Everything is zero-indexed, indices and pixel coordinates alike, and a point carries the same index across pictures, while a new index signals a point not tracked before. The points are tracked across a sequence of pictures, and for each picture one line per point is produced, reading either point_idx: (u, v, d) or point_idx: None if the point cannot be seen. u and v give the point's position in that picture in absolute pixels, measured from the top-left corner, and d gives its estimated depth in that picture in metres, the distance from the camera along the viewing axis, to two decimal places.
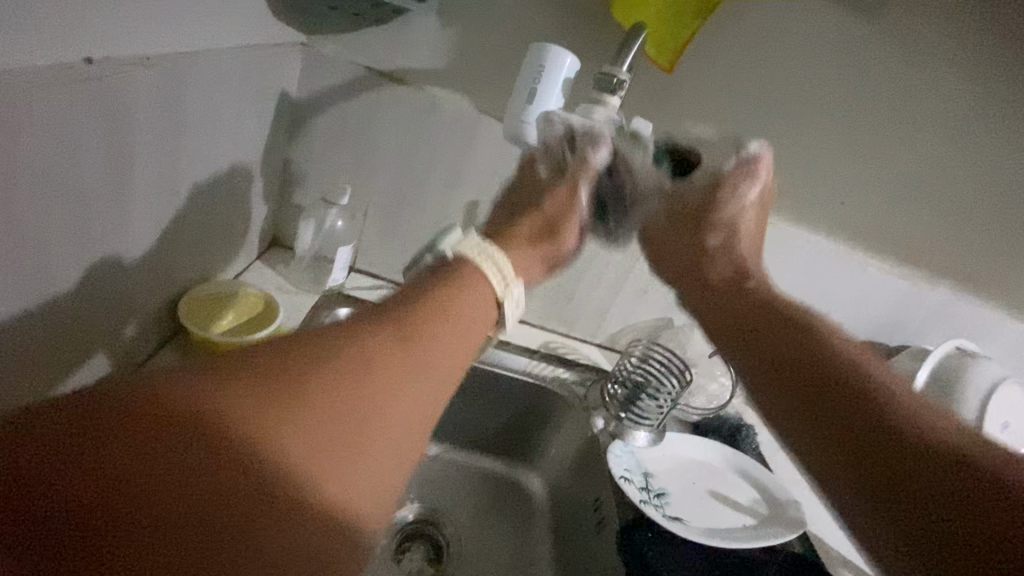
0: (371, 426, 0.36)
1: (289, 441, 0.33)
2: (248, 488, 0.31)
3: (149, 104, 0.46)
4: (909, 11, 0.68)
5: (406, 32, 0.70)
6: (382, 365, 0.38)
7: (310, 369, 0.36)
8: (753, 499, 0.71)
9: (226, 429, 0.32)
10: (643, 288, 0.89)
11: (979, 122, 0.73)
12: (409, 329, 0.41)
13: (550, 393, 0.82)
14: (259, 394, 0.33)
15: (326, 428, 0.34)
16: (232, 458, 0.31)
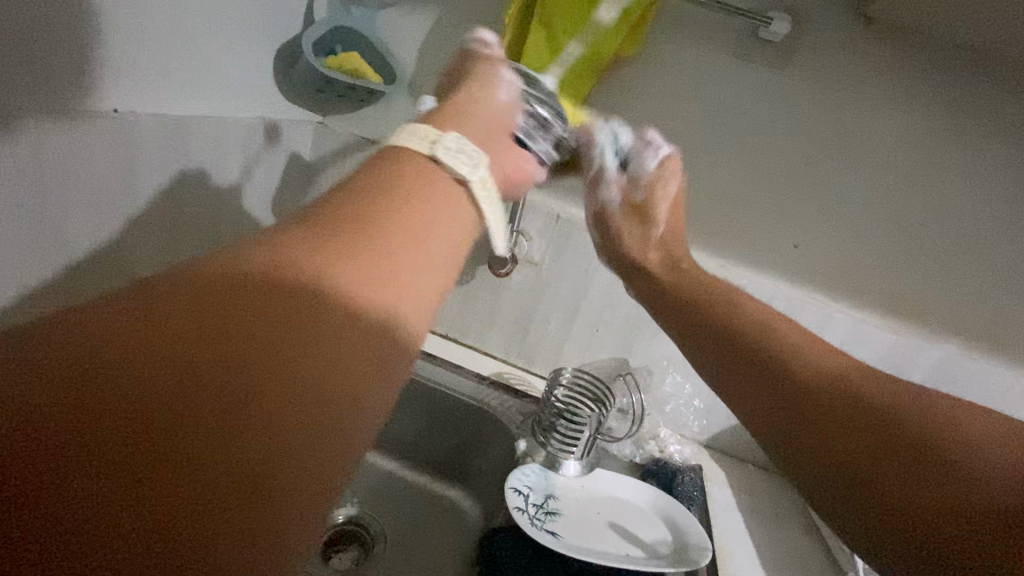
0: (349, 322, 0.31)
1: (242, 356, 0.27)
2: (229, 413, 0.26)
3: (168, 144, 0.69)
4: (815, 58, 0.73)
5: (386, 108, 0.92)
6: (334, 255, 0.33)
7: (249, 280, 0.30)
8: (659, 539, 0.67)
9: (185, 359, 0.26)
10: (596, 326, 0.92)
11: (917, 159, 0.72)
12: (375, 217, 0.35)
13: (487, 416, 0.86)
14: (188, 309, 0.28)
15: (294, 336, 0.29)
16: (191, 388, 0.25)
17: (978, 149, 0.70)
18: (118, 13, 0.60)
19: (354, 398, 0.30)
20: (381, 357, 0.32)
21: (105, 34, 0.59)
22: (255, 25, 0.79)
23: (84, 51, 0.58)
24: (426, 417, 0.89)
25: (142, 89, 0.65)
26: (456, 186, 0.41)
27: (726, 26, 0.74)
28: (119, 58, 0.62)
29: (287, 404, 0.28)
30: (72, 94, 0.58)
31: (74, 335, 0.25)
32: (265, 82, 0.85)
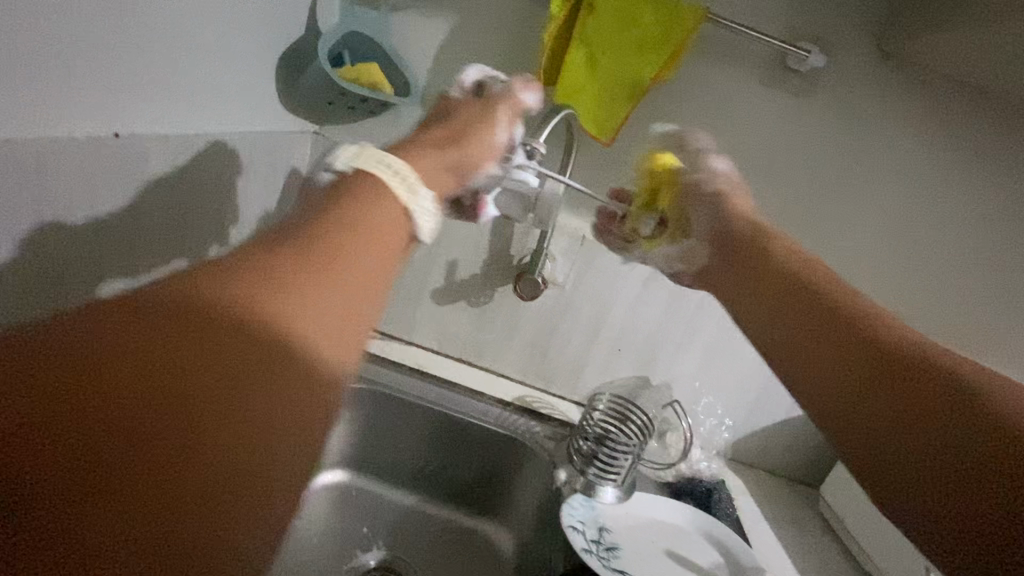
0: (294, 356, 0.30)
1: (181, 398, 0.27)
2: (172, 452, 0.26)
3: (170, 167, 0.59)
4: (844, 86, 0.75)
5: (397, 120, 0.84)
6: (285, 287, 0.31)
7: (189, 316, 0.28)
8: (715, 563, 0.70)
9: (143, 410, 0.26)
10: (617, 345, 0.91)
11: (935, 185, 0.76)
12: (316, 252, 0.33)
13: (517, 444, 0.85)
14: (127, 348, 0.27)
15: (230, 377, 0.28)
16: (143, 433, 0.26)
17: (996, 172, 0.74)
18: (111, 16, 0.48)
19: (298, 427, 0.30)
20: (325, 384, 0.32)
21: (97, 44, 0.48)
22: (261, 28, 0.70)
23: (72, 66, 0.46)
24: (452, 449, 0.86)
25: (143, 105, 0.54)
26: (394, 220, 0.39)
27: (757, 52, 0.75)
28: (113, 71, 0.50)
29: (232, 441, 0.28)
30: (57, 122, 0.46)
31: (23, 378, 0.24)
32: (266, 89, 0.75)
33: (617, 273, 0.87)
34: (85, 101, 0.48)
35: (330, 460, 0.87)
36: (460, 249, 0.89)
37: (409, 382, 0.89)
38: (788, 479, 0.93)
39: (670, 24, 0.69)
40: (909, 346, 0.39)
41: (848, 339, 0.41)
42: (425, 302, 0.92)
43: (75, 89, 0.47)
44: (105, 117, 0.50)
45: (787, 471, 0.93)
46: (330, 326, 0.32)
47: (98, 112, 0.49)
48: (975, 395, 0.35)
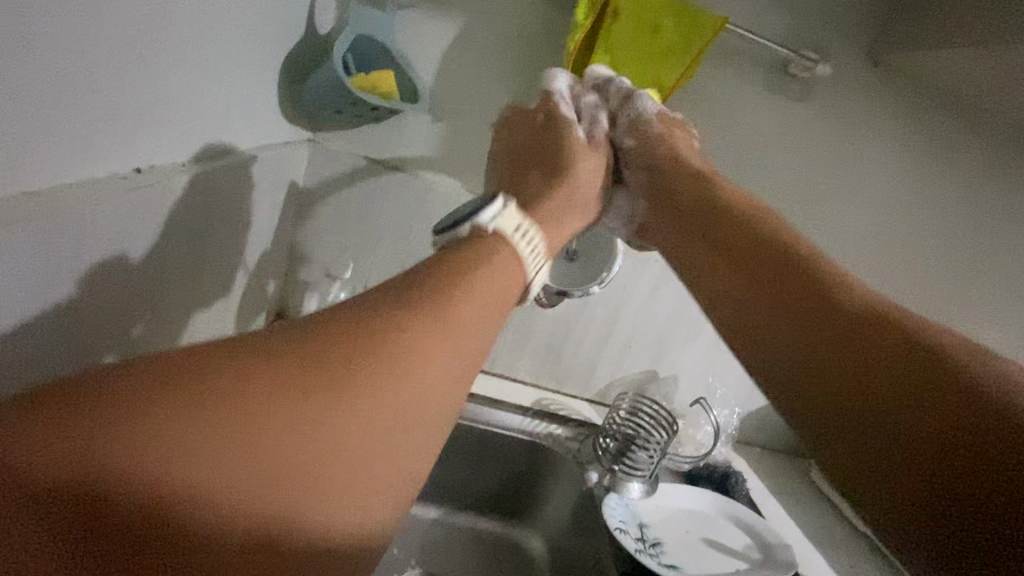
0: (379, 430, 0.31)
1: (285, 459, 0.29)
2: (258, 509, 0.28)
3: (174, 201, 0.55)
4: (835, 91, 0.80)
5: (400, 125, 0.80)
6: (378, 362, 0.32)
7: (297, 368, 0.31)
8: (747, 544, 0.77)
9: (250, 465, 0.28)
10: (629, 342, 0.93)
11: (908, 183, 0.83)
12: (423, 329, 0.34)
13: (542, 450, 0.85)
14: (252, 395, 0.29)
15: (332, 441, 0.30)
16: (252, 486, 0.28)
17: (954, 170, 0.83)
18: (111, 30, 0.43)
19: (367, 500, 0.31)
20: (397, 465, 0.32)
21: (95, 62, 0.42)
22: (254, 33, 0.63)
23: (68, 92, 0.41)
24: (476, 460, 0.86)
25: (129, 132, 0.48)
26: (497, 298, 0.39)
27: (760, 59, 0.78)
28: (109, 92, 0.44)
29: (318, 504, 0.29)
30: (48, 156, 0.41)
31: (157, 415, 0.27)
32: (262, 99, 0.69)
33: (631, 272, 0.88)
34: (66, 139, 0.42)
35: None
36: None
37: None
38: (780, 454, 1.01)
39: (691, 33, 0.70)
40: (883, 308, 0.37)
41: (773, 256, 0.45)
42: None
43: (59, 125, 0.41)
44: (117, 154, 0.48)
45: (778, 446, 1.02)
46: (410, 405, 0.33)
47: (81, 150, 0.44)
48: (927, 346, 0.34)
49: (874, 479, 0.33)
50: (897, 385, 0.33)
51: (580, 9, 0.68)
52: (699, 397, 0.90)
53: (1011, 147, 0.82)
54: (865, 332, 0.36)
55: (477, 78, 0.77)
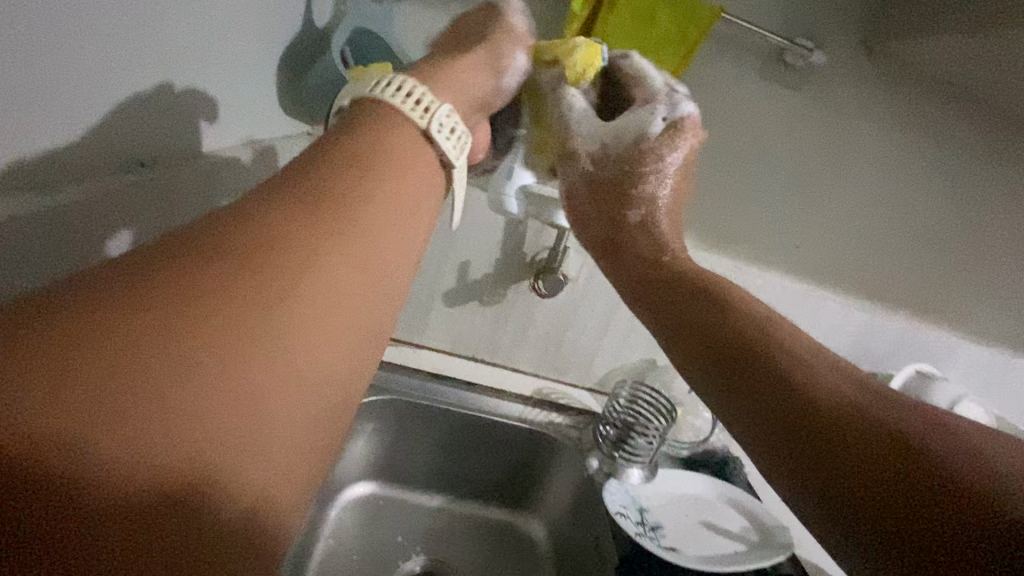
0: (302, 323, 0.37)
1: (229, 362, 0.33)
2: (215, 402, 0.32)
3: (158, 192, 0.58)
4: (830, 80, 0.80)
5: None
6: (299, 267, 0.37)
7: (217, 282, 0.34)
8: (744, 527, 0.79)
9: (199, 372, 0.32)
10: (628, 332, 0.94)
11: (901, 170, 0.84)
12: (328, 231, 0.39)
13: (543, 437, 0.86)
14: (181, 316, 0.33)
15: (266, 338, 0.35)
16: (201, 387, 0.32)
17: (948, 157, 0.84)
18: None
19: (304, 378, 0.37)
20: (324, 348, 0.38)
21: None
22: (251, 27, 0.63)
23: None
24: (478, 448, 0.87)
25: None
26: (400, 190, 0.44)
27: (756, 48, 0.79)
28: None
29: (267, 387, 0.35)
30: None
31: (102, 344, 0.30)
32: (260, 92, 0.69)
33: None
34: None
35: (358, 473, 0.86)
36: (470, 249, 0.87)
37: (427, 387, 0.87)
38: None
39: (687, 23, 0.70)
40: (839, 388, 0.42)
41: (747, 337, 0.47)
42: (435, 304, 0.91)
43: None
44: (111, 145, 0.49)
45: None
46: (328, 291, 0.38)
47: None
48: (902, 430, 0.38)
49: (883, 538, 0.35)
50: (865, 447, 0.38)
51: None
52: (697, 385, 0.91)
53: (1005, 132, 0.83)
54: (813, 414, 0.41)
55: None
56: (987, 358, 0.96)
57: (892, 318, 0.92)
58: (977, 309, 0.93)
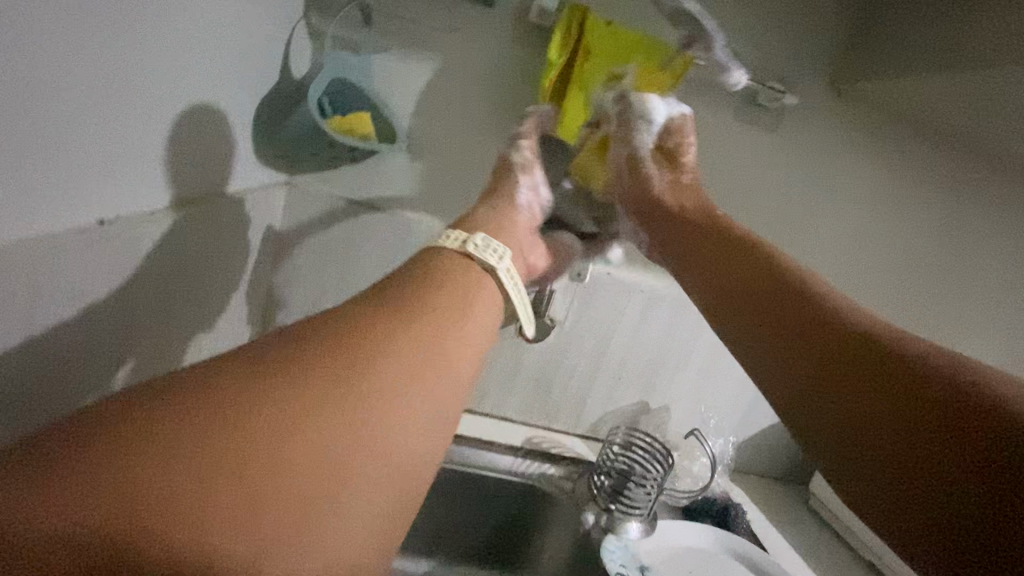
0: (327, 446, 0.31)
1: (290, 469, 0.29)
2: (276, 508, 0.28)
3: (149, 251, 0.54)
4: (804, 119, 0.82)
5: (377, 166, 0.79)
6: (338, 382, 0.33)
7: (274, 385, 0.31)
8: None
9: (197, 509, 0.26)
10: (618, 375, 0.92)
11: (880, 205, 0.85)
12: (355, 352, 0.35)
13: (535, 491, 0.82)
14: (196, 431, 0.28)
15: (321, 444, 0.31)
16: (239, 524, 0.27)
17: (926, 190, 0.85)
18: (77, 70, 0.42)
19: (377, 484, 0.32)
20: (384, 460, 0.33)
21: (52, 106, 0.41)
22: (230, 82, 0.63)
23: (34, 132, 0.40)
24: (468, 506, 0.82)
25: (96, 184, 0.47)
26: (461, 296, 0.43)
27: (730, 91, 0.80)
28: (72, 134, 0.43)
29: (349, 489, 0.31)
30: (11, 199, 0.39)
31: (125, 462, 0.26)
32: (239, 145, 0.68)
33: (616, 302, 0.87)
34: (26, 195, 0.40)
35: None
36: None
37: None
38: (777, 481, 1.00)
39: (660, 69, 0.72)
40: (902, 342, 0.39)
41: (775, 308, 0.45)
42: None
43: (21, 179, 0.39)
44: (74, 198, 0.45)
45: (775, 471, 1.00)
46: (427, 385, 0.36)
47: (47, 210, 0.42)
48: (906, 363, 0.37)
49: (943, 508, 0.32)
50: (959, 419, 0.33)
51: (552, 48, 0.70)
52: (692, 429, 0.88)
53: (981, 164, 0.84)
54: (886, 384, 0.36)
55: (455, 118, 0.78)
56: None
57: None
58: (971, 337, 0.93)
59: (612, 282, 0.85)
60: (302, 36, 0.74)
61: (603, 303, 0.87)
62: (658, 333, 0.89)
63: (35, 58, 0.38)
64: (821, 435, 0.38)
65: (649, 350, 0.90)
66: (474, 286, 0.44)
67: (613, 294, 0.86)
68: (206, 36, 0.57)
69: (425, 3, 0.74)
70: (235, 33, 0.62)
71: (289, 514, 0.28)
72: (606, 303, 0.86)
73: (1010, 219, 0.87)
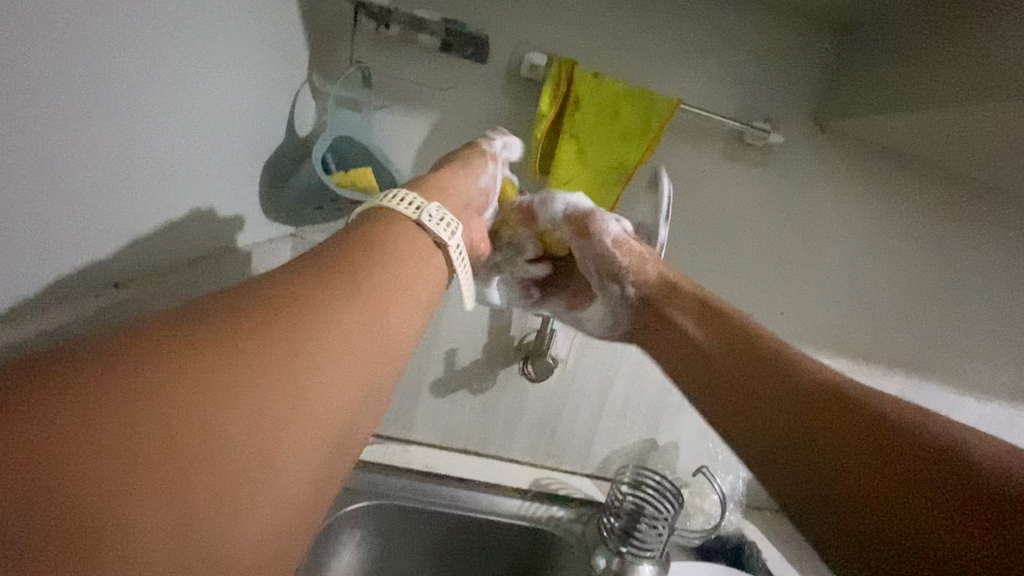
0: (264, 384, 0.29)
1: (210, 420, 0.27)
2: (199, 458, 0.26)
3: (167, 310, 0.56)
4: (791, 156, 0.85)
5: None
6: (267, 333, 0.31)
7: (202, 336, 0.29)
8: None
9: (122, 447, 0.24)
10: (624, 412, 0.91)
11: (872, 236, 0.87)
12: (290, 297, 0.34)
13: (544, 535, 0.80)
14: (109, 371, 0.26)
15: (247, 395, 0.28)
16: (172, 458, 0.25)
17: (917, 219, 0.87)
18: (116, 145, 0.45)
19: (321, 416, 0.31)
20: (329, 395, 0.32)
21: (97, 185, 0.43)
22: (241, 143, 0.67)
23: (82, 208, 0.42)
24: (477, 552, 0.80)
25: (122, 249, 0.49)
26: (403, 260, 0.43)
27: (717, 132, 0.84)
28: (111, 205, 0.46)
29: (292, 423, 0.30)
30: (54, 267, 0.41)
31: (38, 412, 0.23)
32: (247, 200, 0.72)
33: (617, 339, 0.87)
34: (63, 265, 0.42)
35: None
36: (458, 336, 0.86)
37: (420, 486, 0.82)
38: None
39: (648, 115, 0.75)
40: (912, 419, 0.38)
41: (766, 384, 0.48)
42: (423, 396, 0.88)
43: (61, 251, 0.41)
44: (106, 264, 0.47)
45: None
46: (366, 333, 0.36)
47: (79, 277, 0.44)
48: (895, 437, 0.37)
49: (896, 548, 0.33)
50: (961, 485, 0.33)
51: (543, 99, 0.74)
52: (700, 466, 0.87)
53: (970, 192, 0.86)
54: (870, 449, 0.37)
55: None
56: (992, 413, 0.95)
57: (889, 379, 0.91)
58: (976, 364, 0.93)
59: None
60: (307, 96, 0.78)
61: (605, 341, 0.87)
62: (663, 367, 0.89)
63: (79, 142, 0.40)
64: (814, 481, 0.39)
65: (656, 384, 0.90)
66: (403, 242, 0.45)
67: None
68: (222, 106, 0.60)
69: (423, 62, 0.79)
70: (247, 99, 0.65)
71: (233, 447, 0.27)
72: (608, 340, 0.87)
73: (1004, 244, 0.88)
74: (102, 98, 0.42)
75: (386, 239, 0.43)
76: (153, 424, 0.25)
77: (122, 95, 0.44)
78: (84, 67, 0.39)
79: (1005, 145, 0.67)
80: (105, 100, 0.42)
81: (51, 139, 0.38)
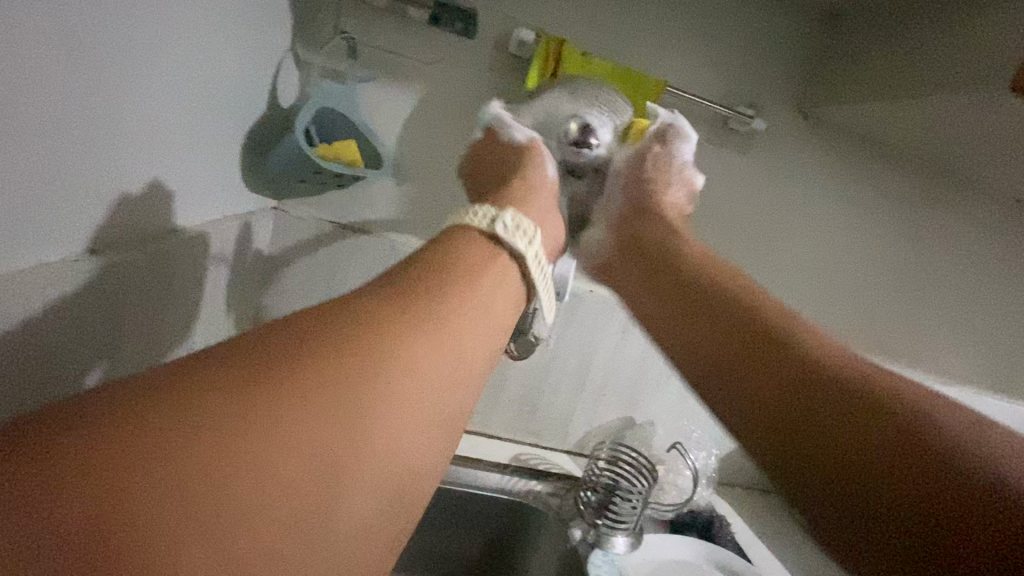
0: (336, 442, 0.29)
1: (287, 476, 0.27)
2: (264, 514, 0.26)
3: (144, 279, 0.55)
4: (773, 143, 0.86)
5: (365, 191, 0.81)
6: (330, 393, 0.30)
7: (284, 380, 0.29)
8: None
9: (196, 499, 0.25)
10: (604, 390, 0.93)
11: (848, 224, 0.89)
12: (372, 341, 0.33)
13: (522, 507, 0.82)
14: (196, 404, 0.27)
15: (327, 454, 0.29)
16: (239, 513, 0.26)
17: (893, 209, 0.89)
18: (92, 108, 0.44)
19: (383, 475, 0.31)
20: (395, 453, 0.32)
21: (70, 145, 0.42)
22: (223, 110, 0.65)
23: (53, 170, 0.42)
24: (456, 523, 0.82)
25: (98, 215, 0.48)
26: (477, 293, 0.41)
27: (703, 117, 0.84)
28: (85, 168, 0.45)
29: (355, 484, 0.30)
30: (25, 227, 0.40)
31: (126, 449, 0.24)
32: (228, 171, 0.70)
33: (598, 319, 0.89)
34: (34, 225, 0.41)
35: None
36: None
37: None
38: (759, 493, 1.02)
39: (635, 96, 0.75)
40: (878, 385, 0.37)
41: (755, 326, 0.44)
42: None
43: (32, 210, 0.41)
44: (80, 227, 0.47)
45: (758, 484, 1.02)
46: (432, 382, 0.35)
47: (54, 240, 0.44)
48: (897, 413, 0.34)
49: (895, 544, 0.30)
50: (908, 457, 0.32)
51: (530, 76, 0.74)
52: (675, 443, 0.89)
53: (946, 183, 0.88)
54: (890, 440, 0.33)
55: (441, 143, 0.81)
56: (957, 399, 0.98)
57: None
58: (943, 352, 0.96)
59: (595, 301, 0.88)
60: (291, 66, 0.77)
61: (587, 320, 0.89)
62: (643, 347, 0.91)
63: (53, 100, 0.40)
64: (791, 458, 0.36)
65: (636, 362, 0.92)
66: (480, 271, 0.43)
67: (597, 310, 0.88)
68: (203, 71, 0.59)
69: (411, 35, 0.78)
70: (229, 64, 0.64)
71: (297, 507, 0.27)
72: (590, 319, 0.89)
73: (975, 235, 0.90)
74: (80, 56, 0.41)
75: (464, 261, 0.43)
76: (229, 476, 0.26)
77: (99, 57, 0.43)
78: (59, 22, 0.38)
79: (977, 136, 0.69)
80: (80, 60, 0.41)
81: (22, 95, 0.37)
